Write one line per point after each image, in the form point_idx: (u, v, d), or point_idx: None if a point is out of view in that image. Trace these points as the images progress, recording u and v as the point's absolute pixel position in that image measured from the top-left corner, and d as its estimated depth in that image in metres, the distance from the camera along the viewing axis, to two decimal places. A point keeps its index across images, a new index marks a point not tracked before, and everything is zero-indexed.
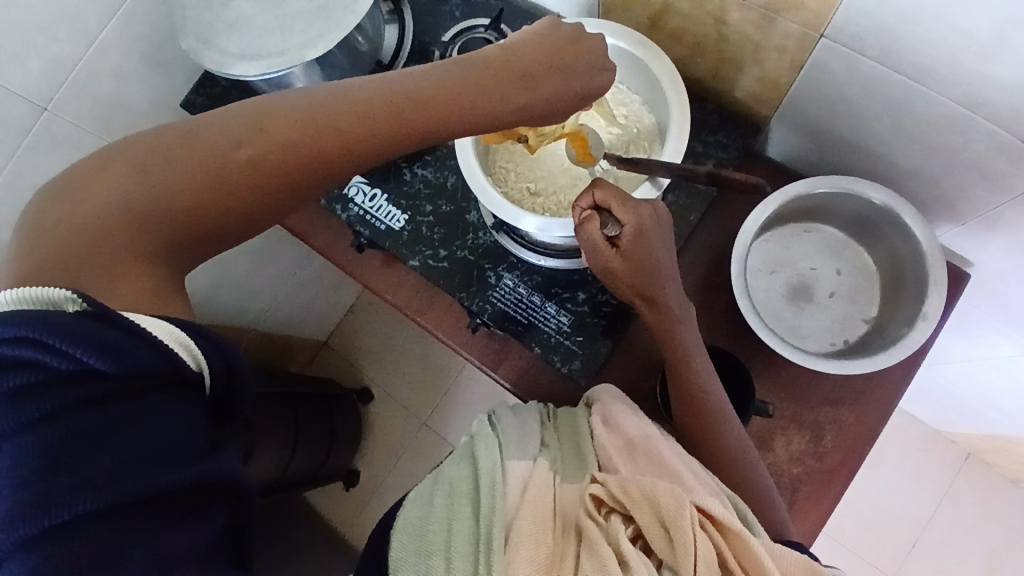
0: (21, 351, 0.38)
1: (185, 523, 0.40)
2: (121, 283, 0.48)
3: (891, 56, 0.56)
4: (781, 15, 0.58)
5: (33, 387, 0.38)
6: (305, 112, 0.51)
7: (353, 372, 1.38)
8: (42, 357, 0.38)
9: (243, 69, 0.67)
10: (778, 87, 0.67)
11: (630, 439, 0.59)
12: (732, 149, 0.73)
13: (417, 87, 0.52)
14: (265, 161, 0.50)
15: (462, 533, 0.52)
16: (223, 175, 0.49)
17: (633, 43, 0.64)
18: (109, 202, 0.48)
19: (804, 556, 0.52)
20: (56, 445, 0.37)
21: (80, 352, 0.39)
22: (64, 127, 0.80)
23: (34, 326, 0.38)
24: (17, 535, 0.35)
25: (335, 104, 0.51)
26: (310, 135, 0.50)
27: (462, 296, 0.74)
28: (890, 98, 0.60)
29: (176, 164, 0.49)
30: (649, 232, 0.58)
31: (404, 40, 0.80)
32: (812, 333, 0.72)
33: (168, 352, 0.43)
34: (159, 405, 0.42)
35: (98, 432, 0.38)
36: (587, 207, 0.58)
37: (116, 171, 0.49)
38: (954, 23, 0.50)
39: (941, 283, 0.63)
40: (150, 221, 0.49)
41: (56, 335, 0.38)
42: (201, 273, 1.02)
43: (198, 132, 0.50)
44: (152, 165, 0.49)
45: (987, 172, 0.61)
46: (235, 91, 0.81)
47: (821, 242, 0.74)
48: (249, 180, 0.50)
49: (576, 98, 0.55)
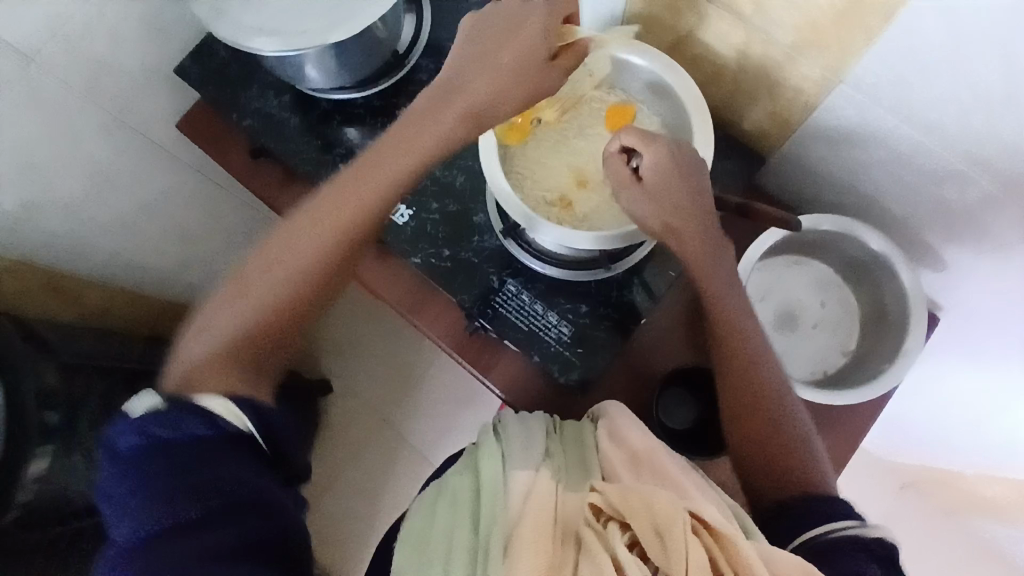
0: (143, 439, 0.49)
1: (226, 524, 0.48)
2: (219, 377, 0.55)
3: (904, 107, 0.60)
4: (805, 56, 0.61)
5: (149, 448, 0.49)
6: (319, 200, 0.60)
7: (315, 363, 1.34)
8: (160, 433, 0.50)
9: (261, 43, 0.64)
10: (787, 123, 0.71)
11: (636, 453, 0.60)
12: (738, 177, 0.75)
13: (400, 136, 0.59)
14: (299, 246, 0.59)
15: (461, 546, 0.54)
16: (279, 269, 0.59)
17: (660, 66, 0.64)
18: (220, 316, 0.59)
19: (799, 562, 0.48)
20: (155, 480, 0.48)
21: (189, 426, 0.51)
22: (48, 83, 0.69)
23: (152, 420, 0.50)
24: (132, 533, 0.47)
25: (338, 184, 0.60)
26: (326, 212, 0.59)
27: (464, 298, 0.74)
28: (897, 147, 0.64)
29: (246, 296, 0.59)
30: (673, 163, 0.57)
31: (420, 32, 0.79)
32: (795, 362, 0.76)
33: (213, 419, 0.52)
34: (219, 451, 0.51)
35: (178, 468, 0.49)
36: (614, 144, 0.58)
37: (225, 298, 0.60)
38: (971, 81, 0.53)
39: (920, 324, 0.67)
40: (243, 346, 0.58)
41: (176, 410, 0.51)
42: (168, 253, 0.97)
43: (259, 250, 0.61)
44: (238, 298, 0.59)
45: (973, 219, 0.65)
46: (236, 65, 0.79)
47: (811, 275, 0.78)
48: (296, 258, 0.59)
49: (538, 81, 0.58)
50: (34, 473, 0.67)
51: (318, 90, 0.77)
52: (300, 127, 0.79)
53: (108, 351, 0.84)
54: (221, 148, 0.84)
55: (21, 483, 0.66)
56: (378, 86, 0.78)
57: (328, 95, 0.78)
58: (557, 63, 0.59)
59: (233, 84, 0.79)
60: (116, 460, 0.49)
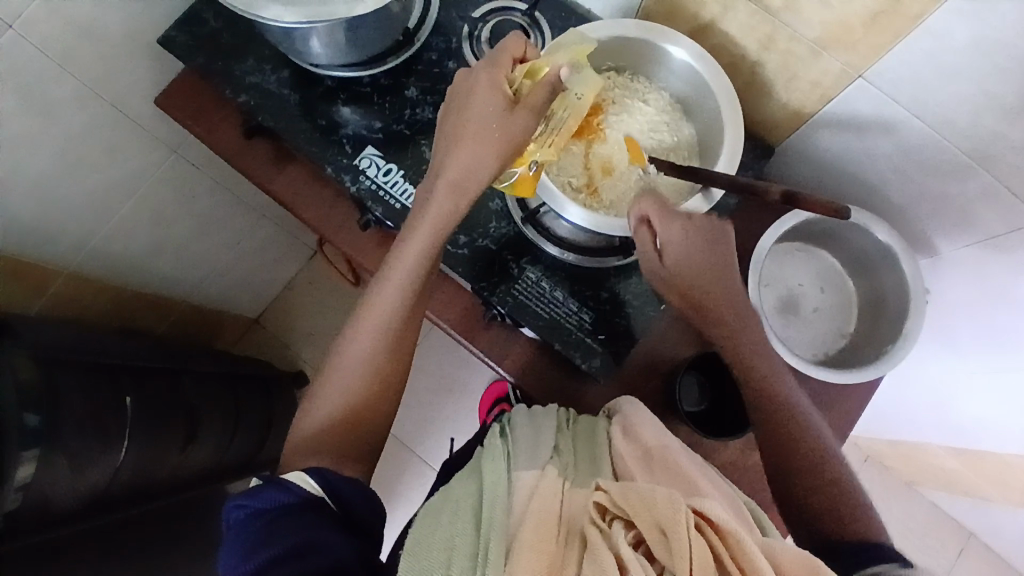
0: (239, 514, 0.53)
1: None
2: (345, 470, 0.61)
3: (919, 105, 0.62)
4: (829, 51, 0.63)
5: (245, 520, 0.52)
6: (388, 277, 0.63)
7: (287, 353, 1.28)
8: (249, 502, 0.53)
9: (275, 13, 0.59)
10: (800, 115, 0.73)
11: (647, 449, 0.62)
12: (749, 167, 0.77)
13: (449, 206, 0.61)
14: (382, 324, 0.63)
15: (463, 548, 0.54)
16: (365, 349, 0.63)
17: (693, 56, 0.65)
18: (315, 425, 0.62)
19: (804, 554, 0.51)
20: (252, 543, 0.50)
21: (269, 493, 0.53)
22: (24, 51, 0.62)
23: (242, 498, 0.54)
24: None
25: (402, 261, 0.63)
26: (399, 293, 0.63)
27: (483, 286, 0.72)
28: (907, 141, 0.67)
29: (338, 365, 0.63)
30: (698, 254, 0.62)
31: (430, 10, 0.76)
32: (798, 344, 0.79)
33: (288, 485, 0.54)
34: (306, 514, 0.52)
35: (268, 536, 0.50)
36: (641, 221, 0.62)
37: (313, 399, 0.63)
38: (988, 85, 0.56)
39: (920, 311, 0.71)
40: (346, 440, 0.62)
41: (257, 490, 0.54)
42: (139, 239, 0.90)
43: (338, 355, 0.64)
44: (331, 387, 0.63)
45: (968, 215, 0.69)
46: (230, 37, 0.74)
47: (810, 262, 0.81)
48: (380, 342, 0.63)
49: (511, 135, 0.57)
50: (21, 477, 0.62)
51: (322, 66, 0.73)
52: (300, 105, 0.74)
53: (90, 345, 0.76)
54: (206, 124, 0.77)
55: (6, 490, 0.61)
56: (386, 65, 0.75)
57: (332, 72, 0.74)
58: (519, 109, 0.57)
59: (227, 56, 0.74)
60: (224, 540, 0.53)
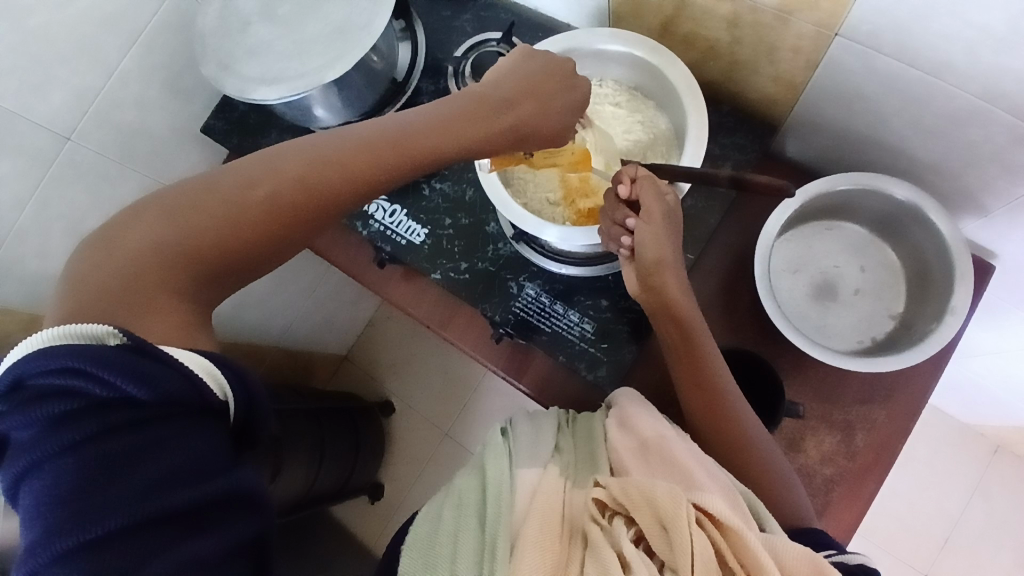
0: (65, 380, 0.39)
1: (201, 531, 0.40)
2: (151, 316, 0.47)
3: (908, 52, 0.56)
4: (794, 15, 0.58)
5: (75, 413, 0.39)
6: (319, 150, 0.54)
7: (375, 385, 1.39)
8: (83, 385, 0.39)
9: (263, 93, 0.67)
10: (793, 86, 0.67)
11: (644, 441, 0.55)
12: (749, 150, 0.73)
13: (416, 123, 0.56)
14: (279, 197, 0.52)
15: (467, 544, 0.50)
16: (240, 210, 0.51)
17: (649, 50, 0.65)
18: (144, 247, 0.49)
19: (808, 552, 0.46)
20: (97, 463, 0.38)
21: (121, 380, 0.40)
22: (87, 156, 0.76)
23: (78, 358, 0.39)
24: (53, 549, 0.36)
25: (338, 141, 0.54)
26: (321, 170, 0.53)
27: (484, 307, 0.75)
28: (909, 93, 0.60)
29: (197, 217, 0.51)
30: (674, 222, 0.61)
31: (416, 56, 0.81)
32: (839, 331, 0.71)
33: (164, 357, 0.43)
34: (194, 429, 0.42)
35: (127, 456, 0.39)
36: (629, 179, 0.59)
37: (152, 219, 0.50)
38: (969, 17, 0.49)
39: (967, 276, 0.62)
40: (162, 279, 0.49)
41: (96, 364, 0.39)
42: (224, 300, 0.98)
43: (216, 181, 0.52)
44: (182, 216, 0.50)
45: (1007, 163, 0.60)
46: (253, 115, 0.85)
47: (843, 239, 0.74)
48: (266, 217, 0.52)
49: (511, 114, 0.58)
50: None
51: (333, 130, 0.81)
52: None
53: None
54: None
55: None
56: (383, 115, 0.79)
57: None
58: (526, 100, 0.58)
59: (253, 132, 0.84)
60: (32, 405, 0.39)
